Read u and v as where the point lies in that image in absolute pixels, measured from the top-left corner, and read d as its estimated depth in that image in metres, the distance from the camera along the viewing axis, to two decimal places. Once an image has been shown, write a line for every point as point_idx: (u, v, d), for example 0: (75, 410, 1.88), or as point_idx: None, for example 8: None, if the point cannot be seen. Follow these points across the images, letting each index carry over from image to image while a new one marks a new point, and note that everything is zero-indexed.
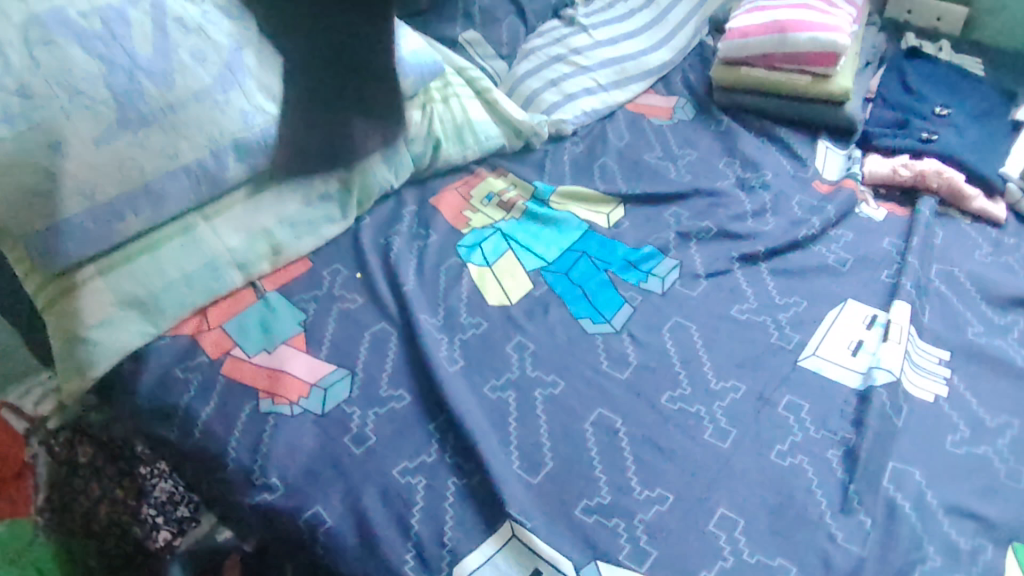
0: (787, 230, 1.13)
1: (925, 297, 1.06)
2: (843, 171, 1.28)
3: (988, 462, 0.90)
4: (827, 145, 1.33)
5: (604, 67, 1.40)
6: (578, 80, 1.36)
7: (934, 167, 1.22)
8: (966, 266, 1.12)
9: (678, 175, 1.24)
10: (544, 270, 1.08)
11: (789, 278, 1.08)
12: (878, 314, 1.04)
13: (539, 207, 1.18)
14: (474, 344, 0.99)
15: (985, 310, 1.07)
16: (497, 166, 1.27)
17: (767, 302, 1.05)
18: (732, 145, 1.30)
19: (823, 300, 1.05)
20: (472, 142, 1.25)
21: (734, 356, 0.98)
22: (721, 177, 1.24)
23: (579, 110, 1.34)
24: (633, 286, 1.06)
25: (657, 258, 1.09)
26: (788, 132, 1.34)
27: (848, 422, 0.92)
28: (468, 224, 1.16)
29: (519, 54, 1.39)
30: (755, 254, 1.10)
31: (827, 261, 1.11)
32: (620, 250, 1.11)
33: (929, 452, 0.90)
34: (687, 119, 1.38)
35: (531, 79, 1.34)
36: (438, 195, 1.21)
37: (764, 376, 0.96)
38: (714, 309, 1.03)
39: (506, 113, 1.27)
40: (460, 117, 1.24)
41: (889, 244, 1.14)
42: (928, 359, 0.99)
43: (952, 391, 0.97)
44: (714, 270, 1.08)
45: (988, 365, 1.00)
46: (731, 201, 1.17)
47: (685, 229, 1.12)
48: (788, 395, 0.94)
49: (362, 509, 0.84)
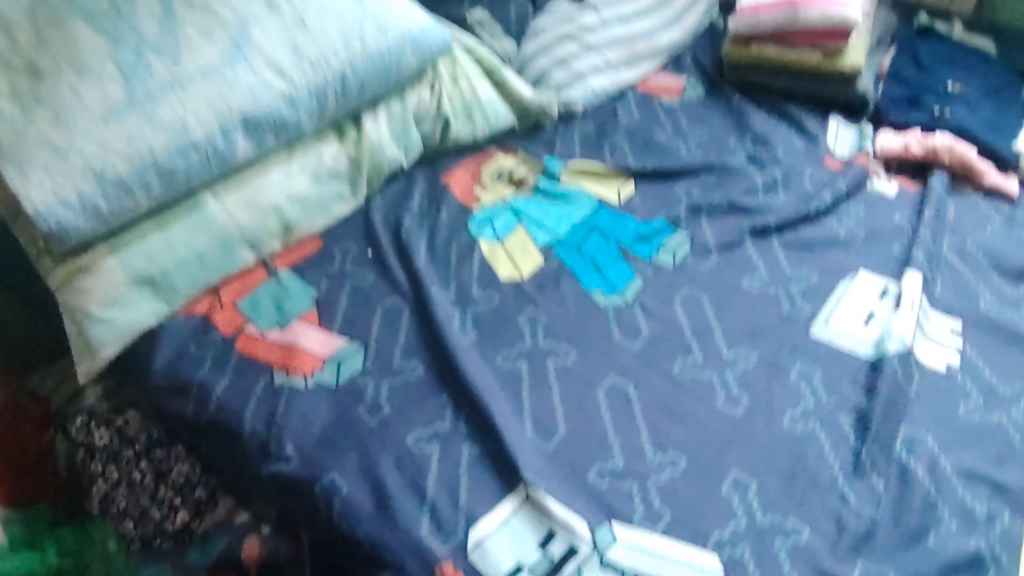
0: (798, 205, 1.12)
1: (937, 269, 1.06)
2: (854, 146, 1.28)
3: (1001, 429, 0.90)
4: (839, 122, 1.32)
5: (614, 46, 1.38)
6: (587, 60, 1.35)
7: (946, 142, 1.21)
8: (979, 238, 1.11)
9: (688, 152, 1.24)
10: (555, 244, 1.08)
11: (800, 251, 1.08)
12: (889, 285, 1.04)
13: (551, 184, 1.17)
14: (487, 317, 0.99)
15: (996, 282, 1.07)
16: (506, 144, 1.27)
17: (777, 275, 1.04)
18: (743, 122, 1.30)
19: (834, 272, 1.05)
20: (480, 120, 1.25)
21: (745, 326, 0.98)
22: (732, 153, 1.23)
23: (589, 89, 1.34)
24: (644, 259, 1.06)
25: (668, 233, 1.09)
26: (799, 109, 1.33)
27: (860, 389, 0.92)
28: (479, 201, 1.16)
29: (528, 33, 1.38)
30: (765, 227, 1.09)
31: (837, 233, 1.10)
32: (631, 224, 1.11)
33: (941, 418, 0.90)
34: (697, 98, 1.37)
35: (540, 59, 1.34)
36: (451, 172, 1.21)
37: (775, 345, 0.96)
38: (726, 281, 1.04)
39: (516, 92, 1.27)
40: (468, 96, 1.24)
41: (901, 217, 1.14)
42: (940, 329, 0.99)
43: (964, 360, 0.97)
44: (726, 243, 1.07)
45: (999, 334, 1.00)
46: (741, 176, 1.17)
47: (697, 203, 1.12)
48: (799, 363, 0.94)
49: (379, 473, 0.85)
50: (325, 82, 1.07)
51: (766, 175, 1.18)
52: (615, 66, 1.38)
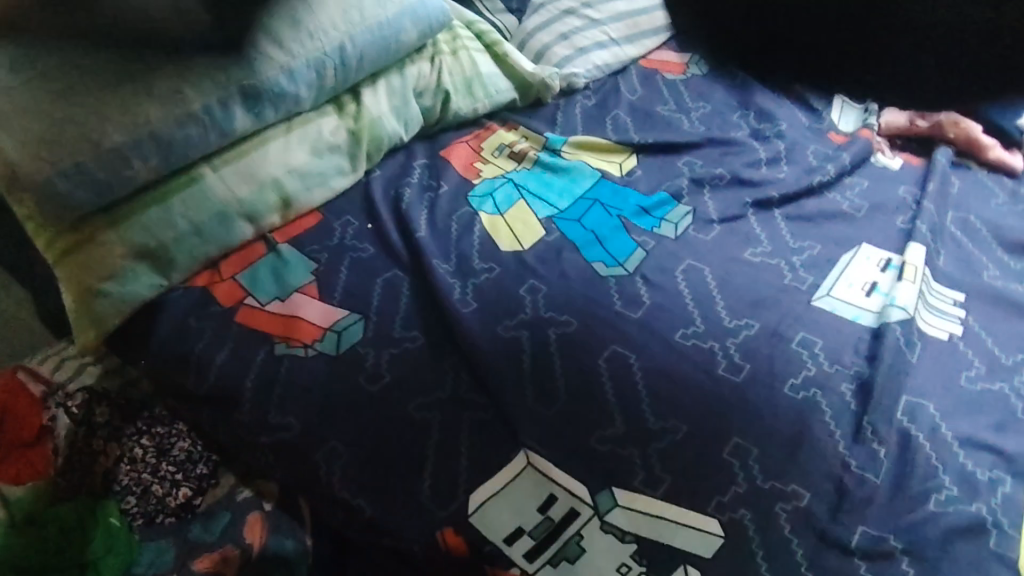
0: (800, 178, 1.12)
1: (940, 242, 1.05)
2: (859, 122, 1.27)
3: (1002, 399, 0.90)
4: (842, 100, 1.31)
5: (616, 21, 1.37)
6: (589, 34, 1.34)
7: (951, 116, 1.22)
8: (982, 214, 1.11)
9: (691, 126, 1.23)
10: (556, 217, 1.08)
11: (803, 224, 1.07)
12: (892, 257, 1.03)
13: (553, 158, 1.17)
14: (487, 287, 0.99)
15: (1000, 256, 1.07)
16: (507, 120, 1.27)
17: (780, 246, 1.04)
18: (745, 98, 1.29)
19: (837, 244, 1.04)
20: (481, 95, 1.25)
21: (748, 296, 0.97)
22: (735, 127, 1.22)
23: (590, 63, 1.32)
24: (646, 231, 1.05)
25: (670, 206, 1.09)
26: (803, 85, 1.32)
27: (861, 358, 0.92)
28: (479, 175, 1.16)
29: (530, 8, 1.38)
30: (768, 200, 1.09)
31: (840, 206, 1.09)
32: (633, 197, 1.10)
33: (943, 387, 0.90)
34: (700, 75, 1.36)
35: (541, 34, 1.33)
36: (449, 146, 1.21)
37: (778, 314, 0.95)
38: (728, 252, 1.03)
39: (517, 65, 1.26)
40: (469, 69, 1.24)
41: (904, 190, 1.13)
42: (942, 301, 0.99)
43: (966, 331, 0.97)
44: (727, 216, 1.07)
45: (1000, 306, 1.00)
46: (744, 149, 1.17)
47: (700, 176, 1.11)
48: (801, 332, 0.93)
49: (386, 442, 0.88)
50: (324, 53, 1.07)
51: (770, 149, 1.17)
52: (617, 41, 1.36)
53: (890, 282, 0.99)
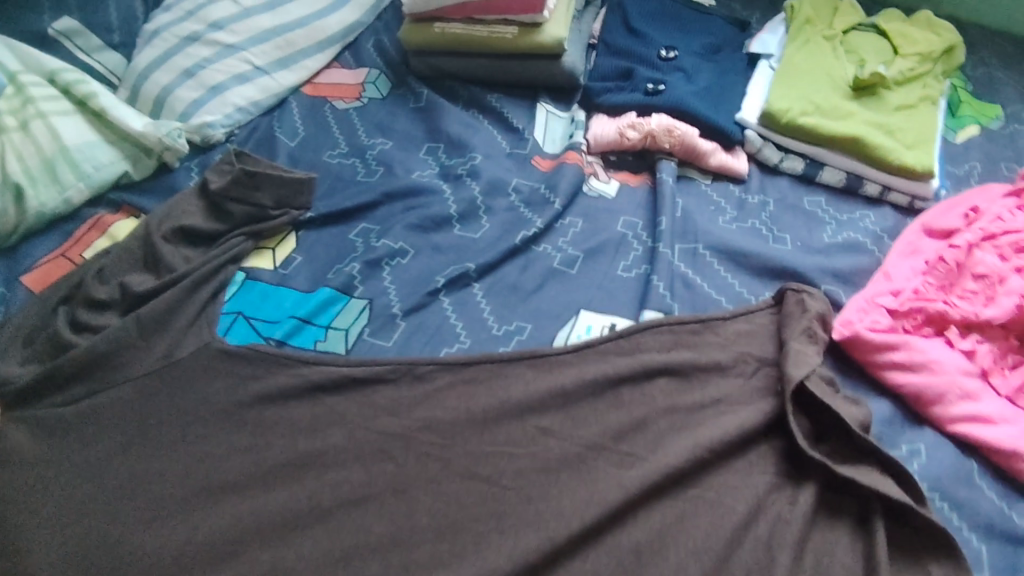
0: (498, 237, 0.89)
1: (673, 293, 0.84)
2: (565, 139, 1.01)
3: (880, 480, 0.68)
4: (546, 109, 1.04)
5: (258, 42, 1.07)
6: (222, 65, 1.05)
7: (663, 123, 0.95)
8: (712, 235, 0.89)
9: (366, 175, 0.97)
10: (225, 335, 0.85)
11: (507, 296, 0.85)
12: (617, 320, 0.83)
13: (204, 243, 0.92)
14: (72, 453, 0.78)
15: (739, 288, 0.85)
16: (122, 202, 0.99)
17: (479, 337, 0.82)
18: (434, 125, 1.02)
19: (550, 318, 0.83)
20: (71, 176, 0.96)
21: (443, 419, 0.76)
22: (420, 168, 0.98)
23: (228, 106, 1.03)
24: (307, 351, 0.82)
25: (339, 304, 0.86)
26: (500, 98, 1.05)
27: (597, 472, 0.71)
28: (49, 283, 0.91)
29: (142, 38, 1.08)
30: (462, 274, 0.86)
31: (546, 263, 0.88)
32: (290, 302, 0.87)
33: (732, 495, 0.70)
34: (378, 98, 1.08)
35: (157, 73, 1.04)
36: (36, 260, 0.93)
37: (468, 450, 0.74)
38: (412, 351, 0.81)
39: (121, 125, 0.99)
40: (48, 147, 0.95)
41: (624, 224, 0.91)
42: (684, 363, 0.77)
43: (729, 399, 0.76)
44: (412, 306, 0.84)
45: (772, 344, 0.79)
46: (431, 202, 0.93)
47: (374, 255, 0.88)
48: (500, 460, 0.73)
49: None
50: None
51: (462, 196, 0.93)
52: (265, 67, 1.07)
53: (607, 346, 0.79)
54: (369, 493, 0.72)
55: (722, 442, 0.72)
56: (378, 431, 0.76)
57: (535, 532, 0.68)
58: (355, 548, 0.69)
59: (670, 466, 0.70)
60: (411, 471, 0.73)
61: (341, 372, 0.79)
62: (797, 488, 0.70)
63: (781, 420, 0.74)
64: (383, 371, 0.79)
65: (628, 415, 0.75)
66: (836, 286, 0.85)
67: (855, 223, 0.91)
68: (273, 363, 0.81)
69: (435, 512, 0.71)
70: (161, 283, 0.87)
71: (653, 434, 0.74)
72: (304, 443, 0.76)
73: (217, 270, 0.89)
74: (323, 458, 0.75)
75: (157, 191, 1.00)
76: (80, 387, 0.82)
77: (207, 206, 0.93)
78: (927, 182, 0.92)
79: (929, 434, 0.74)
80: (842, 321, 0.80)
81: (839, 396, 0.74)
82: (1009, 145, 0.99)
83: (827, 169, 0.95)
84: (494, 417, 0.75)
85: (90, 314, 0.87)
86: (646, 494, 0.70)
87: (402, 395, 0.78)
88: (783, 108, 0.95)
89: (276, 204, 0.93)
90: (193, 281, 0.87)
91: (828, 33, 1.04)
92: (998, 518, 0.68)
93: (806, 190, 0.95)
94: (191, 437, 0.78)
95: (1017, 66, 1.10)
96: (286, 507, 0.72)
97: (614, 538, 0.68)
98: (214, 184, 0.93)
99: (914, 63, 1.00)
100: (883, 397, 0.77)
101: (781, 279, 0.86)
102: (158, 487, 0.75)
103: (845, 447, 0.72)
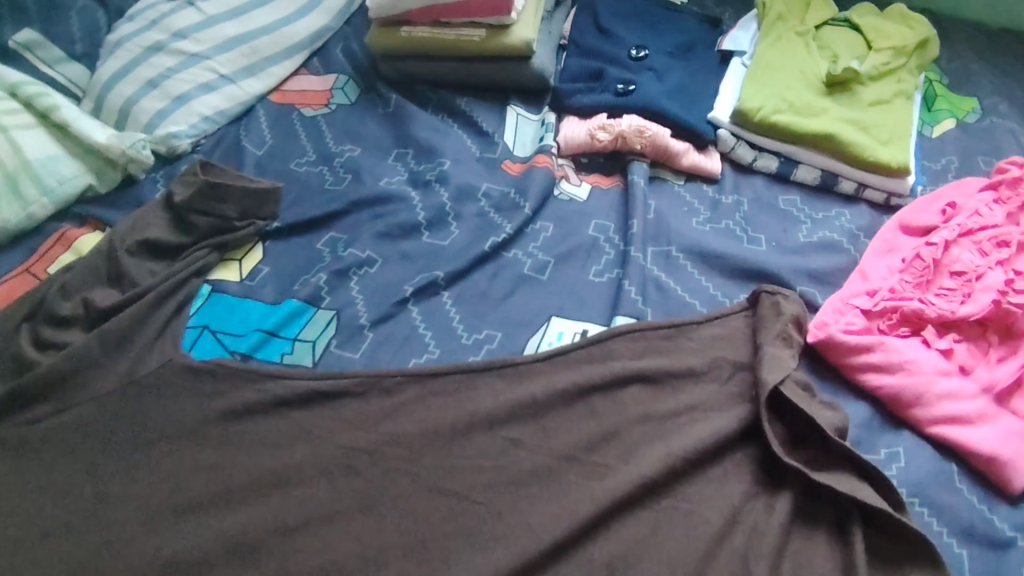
0: (468, 244, 0.88)
1: (646, 297, 0.82)
2: (536, 142, 1.00)
3: (857, 487, 0.67)
4: (517, 112, 1.02)
5: (224, 50, 1.06)
6: (187, 74, 1.03)
7: (634, 124, 0.93)
8: (685, 237, 0.88)
9: (334, 182, 0.96)
10: (191, 351, 0.83)
11: (477, 304, 0.84)
12: (589, 327, 0.81)
13: (169, 255, 0.90)
14: (33, 476, 0.75)
15: (713, 291, 0.84)
16: (88, 215, 0.96)
17: (448, 347, 0.80)
18: (403, 130, 1.01)
19: (521, 326, 0.82)
20: (32, 190, 0.93)
21: (411, 432, 0.74)
22: (388, 175, 0.96)
23: (194, 116, 1.01)
24: (273, 365, 0.80)
25: (306, 316, 0.84)
26: (470, 101, 1.03)
27: (569, 483, 0.70)
28: (14, 299, 0.87)
29: (105, 49, 1.06)
30: (431, 282, 0.85)
31: (516, 270, 0.86)
32: (256, 314, 0.85)
33: (707, 504, 0.69)
34: (347, 104, 1.06)
35: (120, 83, 1.02)
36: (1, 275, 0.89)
37: (437, 464, 0.72)
38: (380, 363, 0.80)
39: (84, 137, 0.97)
40: (9, 161, 0.93)
41: (596, 228, 0.90)
42: (655, 369, 0.76)
43: (703, 405, 0.74)
44: (380, 316, 0.83)
45: (746, 347, 0.78)
46: (399, 210, 0.91)
47: (341, 265, 0.87)
48: (470, 473, 0.71)
49: None
50: None
51: (431, 203, 0.92)
52: (231, 75, 1.05)
53: (579, 354, 0.78)
54: (336, 509, 0.71)
55: (696, 450, 0.70)
56: (345, 446, 0.74)
57: (505, 548, 0.66)
58: (321, 569, 0.67)
59: (643, 477, 0.68)
60: (379, 486, 0.72)
61: (307, 386, 0.78)
62: (773, 497, 0.69)
63: (756, 426, 0.73)
64: (351, 385, 0.78)
65: (601, 424, 0.73)
66: (811, 286, 0.83)
67: (830, 222, 0.90)
68: (239, 379, 0.79)
69: (403, 529, 0.69)
70: (125, 298, 0.84)
71: (626, 444, 0.72)
72: (270, 459, 0.74)
73: (181, 283, 0.87)
74: (290, 475, 0.73)
75: (122, 203, 0.98)
76: (40, 408, 0.79)
77: (172, 219, 0.91)
78: (903, 178, 0.90)
79: (907, 437, 0.72)
80: (818, 323, 0.78)
81: (815, 401, 0.73)
82: (985, 139, 0.97)
83: (801, 167, 0.94)
84: (464, 428, 0.74)
85: (54, 332, 0.84)
86: (619, 506, 0.68)
87: (370, 408, 0.76)
88: (756, 106, 0.93)
89: (240, 215, 0.91)
90: (157, 296, 0.85)
91: (801, 28, 1.03)
92: (978, 521, 0.67)
93: (780, 189, 0.94)
94: (155, 455, 0.76)
95: (993, 58, 1.09)
96: (252, 525, 0.70)
97: (586, 552, 0.66)
98: (179, 196, 0.91)
99: (888, 57, 0.99)
100: (861, 400, 0.75)
101: (756, 281, 0.84)
102: (120, 507, 0.72)
103: (821, 454, 0.70)
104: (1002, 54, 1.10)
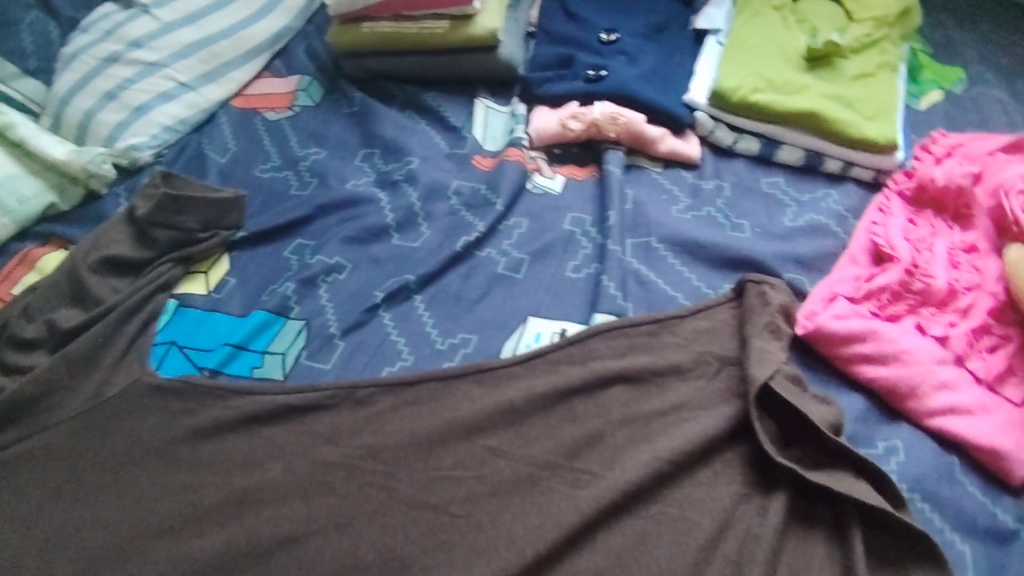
0: (440, 245, 0.85)
1: (626, 292, 0.79)
2: (506, 135, 0.96)
3: (855, 484, 0.63)
4: (486, 104, 0.99)
5: (182, 57, 1.02)
6: (145, 83, 0.99)
7: (607, 112, 0.90)
8: (666, 227, 0.84)
9: (300, 187, 0.93)
10: (160, 369, 0.79)
11: (452, 305, 0.81)
12: (567, 326, 0.78)
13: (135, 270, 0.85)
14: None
15: (696, 283, 0.80)
16: (51, 234, 0.92)
17: (422, 353, 0.77)
18: (371, 130, 0.97)
19: (498, 328, 0.78)
20: None
21: (386, 444, 0.70)
22: (355, 177, 0.93)
23: (155, 126, 0.98)
24: (241, 380, 0.77)
25: (275, 328, 0.81)
26: (438, 96, 1.00)
27: (552, 492, 0.66)
28: None
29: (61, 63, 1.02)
30: (403, 286, 0.81)
31: (491, 269, 0.83)
32: (224, 328, 0.82)
33: (698, 509, 0.65)
34: (311, 105, 1.03)
35: (77, 97, 0.98)
36: None
37: (415, 477, 0.68)
38: (351, 373, 0.76)
39: (42, 155, 0.92)
40: None
41: (573, 222, 0.87)
42: (638, 366, 0.72)
43: (690, 403, 0.71)
44: (351, 324, 0.79)
45: (733, 339, 0.74)
46: (368, 213, 0.88)
47: (310, 272, 0.84)
48: (449, 484, 0.68)
49: None
50: None
51: (402, 204, 0.89)
52: (190, 83, 1.02)
53: (557, 354, 0.75)
54: (310, 530, 0.66)
55: (684, 452, 0.67)
56: (318, 461, 0.70)
57: (486, 564, 0.63)
58: None
59: (629, 483, 0.65)
60: (354, 504, 0.68)
61: (276, 402, 0.73)
62: (767, 498, 0.65)
63: (746, 423, 0.69)
64: (322, 398, 0.74)
65: (583, 429, 0.70)
66: (800, 274, 0.80)
67: (816, 204, 0.86)
68: (206, 398, 0.75)
69: (379, 548, 0.65)
70: (88, 317, 0.80)
71: (610, 449, 0.69)
72: (240, 479, 0.70)
73: (146, 300, 0.82)
74: (260, 495, 0.69)
75: (86, 218, 0.94)
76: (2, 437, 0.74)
77: (137, 233, 0.86)
78: (890, 155, 0.87)
79: (905, 428, 0.69)
80: (806, 313, 0.75)
81: (807, 395, 0.69)
82: (972, 109, 0.94)
83: (784, 148, 0.90)
84: (441, 437, 0.70)
85: (15, 356, 0.79)
86: (604, 514, 0.65)
87: (343, 422, 0.72)
88: (733, 86, 0.90)
89: (204, 226, 0.88)
90: (121, 314, 0.80)
91: (778, 3, 0.99)
92: (981, 514, 0.63)
93: (763, 172, 0.91)
94: (124, 480, 0.71)
95: (977, 24, 1.05)
96: (224, 551, 0.66)
97: (571, 564, 0.63)
98: (142, 209, 0.86)
99: (870, 28, 0.95)
100: (855, 392, 0.72)
101: (740, 269, 0.81)
102: (89, 537, 0.68)
103: (817, 452, 0.67)
104: (986, 18, 1.06)
